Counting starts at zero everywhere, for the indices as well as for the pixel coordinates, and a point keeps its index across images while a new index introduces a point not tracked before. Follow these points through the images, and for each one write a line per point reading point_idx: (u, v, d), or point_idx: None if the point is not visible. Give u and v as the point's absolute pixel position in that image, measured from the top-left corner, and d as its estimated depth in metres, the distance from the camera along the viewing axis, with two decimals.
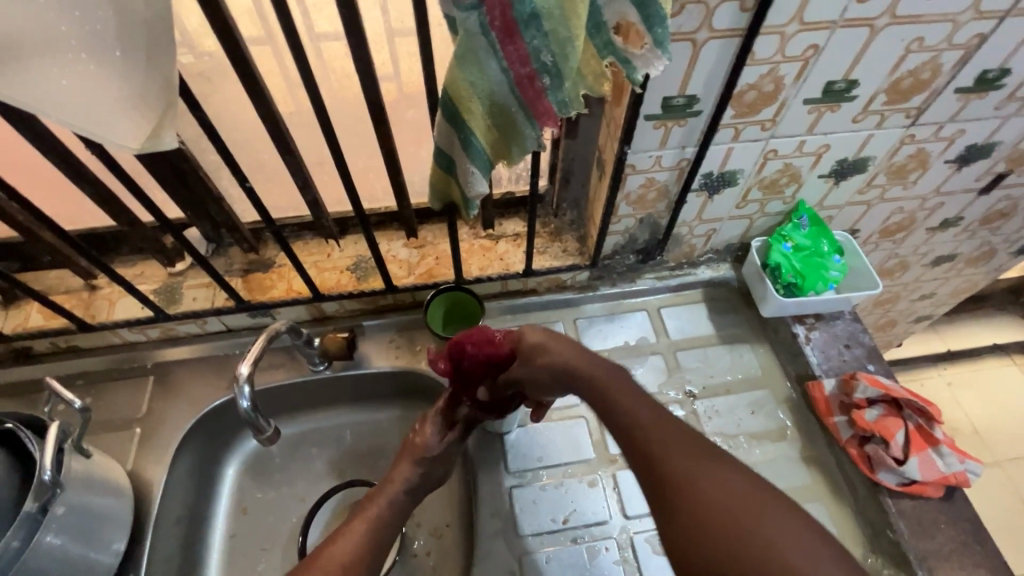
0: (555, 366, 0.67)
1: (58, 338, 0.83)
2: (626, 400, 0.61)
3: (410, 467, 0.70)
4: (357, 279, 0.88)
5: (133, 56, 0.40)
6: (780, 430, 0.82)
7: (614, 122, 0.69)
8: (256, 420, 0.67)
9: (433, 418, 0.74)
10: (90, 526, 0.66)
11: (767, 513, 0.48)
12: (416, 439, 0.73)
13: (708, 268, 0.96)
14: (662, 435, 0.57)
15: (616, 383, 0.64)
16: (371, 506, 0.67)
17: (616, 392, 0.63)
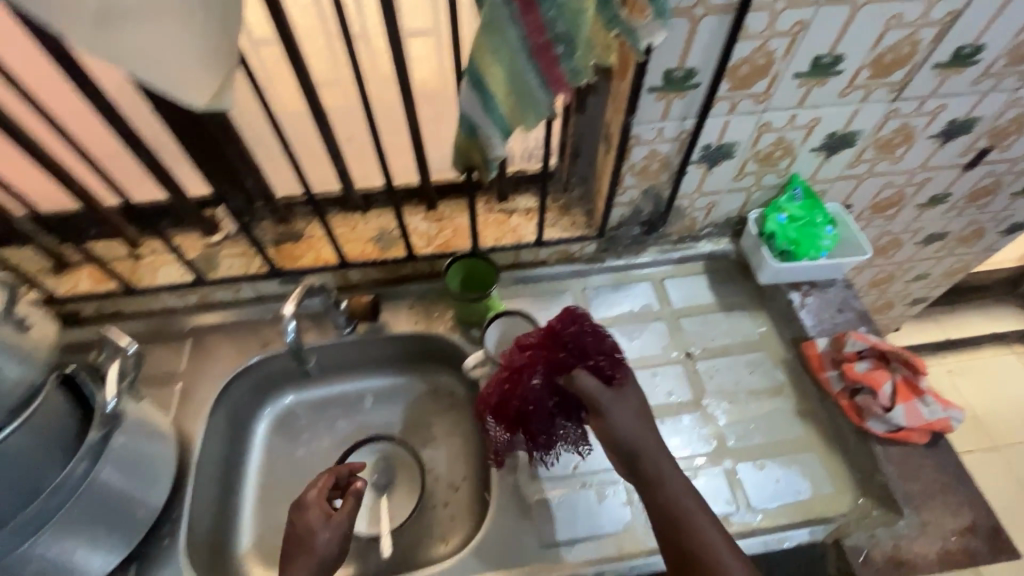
0: (630, 453, 0.66)
1: (105, 302, 0.89)
2: (695, 517, 0.64)
3: (304, 563, 0.69)
4: (380, 249, 0.94)
5: (208, 20, 0.47)
6: (777, 387, 0.87)
7: (620, 95, 0.75)
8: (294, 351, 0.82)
9: (315, 503, 0.74)
10: (141, 463, 0.72)
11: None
12: (297, 531, 0.72)
13: (709, 242, 1.02)
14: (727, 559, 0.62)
15: (686, 495, 0.65)
16: None
17: (686, 510, 0.64)
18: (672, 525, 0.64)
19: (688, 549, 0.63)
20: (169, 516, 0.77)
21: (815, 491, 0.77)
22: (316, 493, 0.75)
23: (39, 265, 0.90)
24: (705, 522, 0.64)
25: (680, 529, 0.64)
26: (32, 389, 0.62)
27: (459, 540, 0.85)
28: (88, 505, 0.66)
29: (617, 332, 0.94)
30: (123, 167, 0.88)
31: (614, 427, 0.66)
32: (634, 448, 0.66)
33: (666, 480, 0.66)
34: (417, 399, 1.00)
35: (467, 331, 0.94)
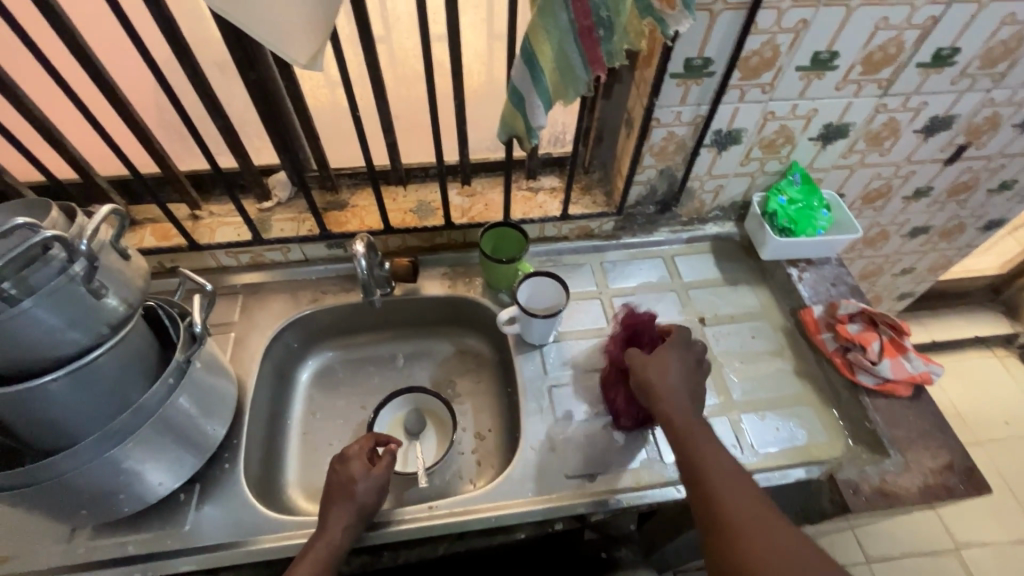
0: (655, 396, 0.76)
1: (166, 257, 0.98)
2: (716, 460, 0.69)
3: (345, 509, 0.71)
4: (418, 218, 1.03)
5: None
6: (777, 350, 0.97)
7: (644, 81, 0.85)
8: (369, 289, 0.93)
9: (356, 455, 0.76)
10: (210, 391, 0.80)
11: (804, 552, 0.59)
12: (340, 476, 0.74)
13: (715, 224, 1.12)
14: (743, 496, 0.65)
15: (708, 442, 0.71)
16: (309, 552, 0.68)
17: (707, 453, 0.69)
18: (692, 465, 0.69)
19: (700, 472, 0.68)
20: (229, 445, 0.84)
21: (809, 438, 0.86)
22: (355, 448, 0.78)
23: None
24: (717, 455, 0.70)
25: (699, 468, 0.68)
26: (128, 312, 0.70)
27: (485, 482, 0.93)
28: (165, 424, 0.73)
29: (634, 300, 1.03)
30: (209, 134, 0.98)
31: (649, 370, 0.78)
32: (658, 399, 0.76)
33: (689, 426, 0.73)
34: (447, 359, 1.08)
35: (496, 295, 1.03)
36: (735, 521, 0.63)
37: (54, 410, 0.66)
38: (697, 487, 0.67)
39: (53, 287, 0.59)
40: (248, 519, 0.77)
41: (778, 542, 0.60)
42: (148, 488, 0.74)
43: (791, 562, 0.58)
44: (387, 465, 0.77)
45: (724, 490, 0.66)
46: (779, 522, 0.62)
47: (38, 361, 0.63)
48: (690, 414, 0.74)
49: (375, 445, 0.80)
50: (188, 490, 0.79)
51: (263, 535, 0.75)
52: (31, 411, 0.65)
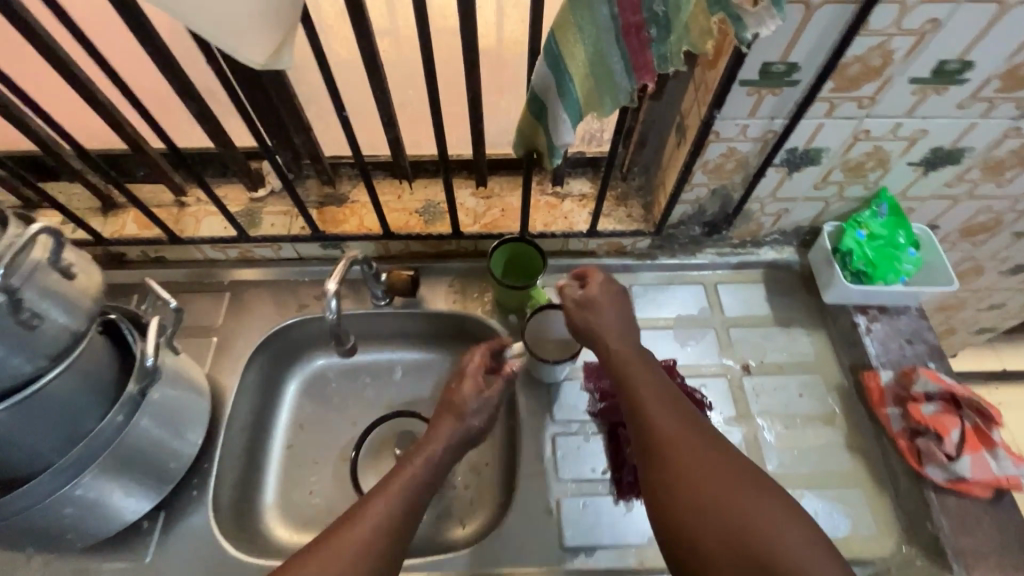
0: (594, 330, 0.71)
1: (149, 248, 0.89)
2: (652, 388, 0.64)
3: (451, 429, 0.69)
4: (424, 222, 0.90)
5: None
6: (828, 414, 0.82)
7: (704, 85, 0.68)
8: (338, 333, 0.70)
9: (470, 376, 0.75)
10: (177, 415, 0.73)
11: (744, 478, 0.55)
12: (452, 398, 0.73)
13: (771, 248, 0.95)
14: (698, 449, 0.57)
15: (658, 393, 0.63)
16: (405, 467, 0.65)
17: (656, 407, 0.61)
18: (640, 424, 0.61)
19: (634, 399, 0.63)
20: (199, 469, 0.77)
21: (853, 531, 0.74)
22: (473, 365, 0.76)
23: (89, 205, 0.91)
24: (652, 380, 0.65)
25: (648, 425, 0.60)
26: (76, 338, 0.61)
27: (476, 526, 0.84)
28: (121, 457, 0.66)
29: (665, 336, 0.89)
30: (174, 122, 0.92)
31: (589, 304, 0.72)
32: (607, 351, 0.69)
33: (638, 378, 0.65)
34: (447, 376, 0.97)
35: (505, 317, 0.90)
36: (692, 480, 0.55)
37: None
38: (647, 446, 0.59)
39: None
40: (211, 558, 0.71)
41: (743, 496, 0.53)
42: (103, 523, 0.68)
43: (727, 484, 0.54)
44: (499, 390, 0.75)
45: (677, 445, 0.58)
46: (741, 473, 0.55)
47: None
48: (627, 343, 0.69)
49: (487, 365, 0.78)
50: (152, 518, 0.73)
51: None
52: None
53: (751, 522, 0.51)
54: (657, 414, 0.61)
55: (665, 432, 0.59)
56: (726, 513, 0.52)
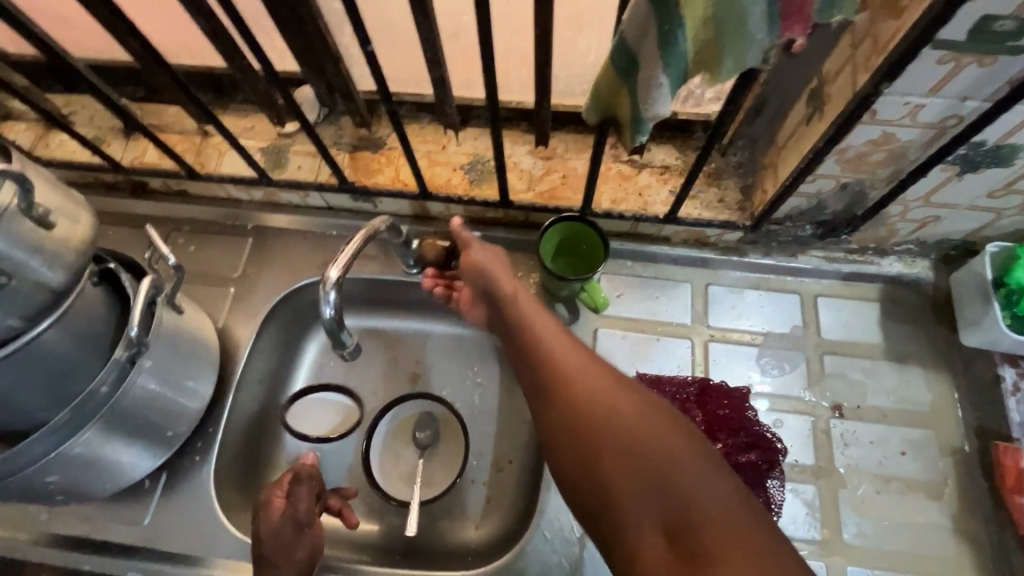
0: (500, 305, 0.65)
1: (169, 180, 0.81)
2: (565, 348, 0.58)
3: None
4: (469, 182, 0.76)
5: None
6: (936, 484, 0.67)
7: (874, 39, 0.47)
8: (337, 334, 0.58)
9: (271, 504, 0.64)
10: (182, 377, 0.67)
11: (671, 443, 0.49)
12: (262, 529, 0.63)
13: (899, 260, 0.75)
14: (593, 378, 0.55)
15: (557, 335, 0.61)
16: None
17: (554, 345, 0.59)
18: (537, 365, 0.58)
19: (547, 365, 0.57)
20: (204, 432, 0.73)
21: None
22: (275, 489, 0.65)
23: (110, 124, 0.83)
24: (567, 343, 0.59)
25: (548, 364, 0.58)
26: (56, 296, 0.54)
27: (490, 530, 0.77)
28: (115, 421, 0.61)
29: (741, 354, 0.73)
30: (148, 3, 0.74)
31: (475, 271, 0.68)
32: (510, 305, 0.65)
33: (536, 324, 0.62)
34: (478, 353, 0.87)
35: (552, 306, 0.76)
36: (587, 409, 0.53)
37: None
38: (544, 383, 0.57)
39: None
40: (210, 531, 0.68)
41: (639, 420, 0.51)
42: (99, 483, 0.64)
43: (649, 446, 0.49)
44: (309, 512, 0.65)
45: (574, 377, 0.55)
46: (637, 398, 0.53)
47: None
48: (542, 317, 0.63)
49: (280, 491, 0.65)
50: (154, 478, 0.70)
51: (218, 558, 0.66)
52: None
53: (648, 443, 0.49)
54: (581, 374, 0.55)
55: (584, 385, 0.55)
56: (621, 436, 0.50)
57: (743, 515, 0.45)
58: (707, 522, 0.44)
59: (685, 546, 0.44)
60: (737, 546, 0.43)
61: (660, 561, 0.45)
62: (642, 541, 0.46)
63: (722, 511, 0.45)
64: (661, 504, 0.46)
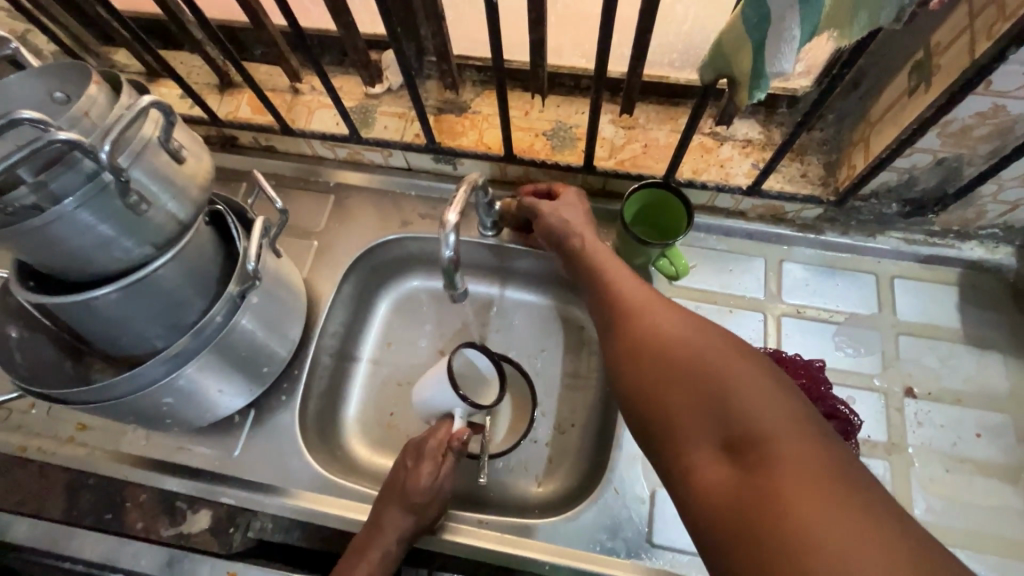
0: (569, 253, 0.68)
1: (260, 135, 0.84)
2: (632, 290, 0.59)
3: (402, 516, 0.62)
4: (552, 147, 0.78)
5: None
6: (1011, 467, 0.66)
7: (1001, 7, 0.47)
8: (451, 276, 0.59)
9: (427, 454, 0.66)
10: (276, 319, 0.71)
11: (736, 363, 0.46)
12: (408, 478, 0.64)
13: (980, 246, 0.75)
14: (661, 310, 0.55)
15: (628, 279, 0.61)
16: (361, 563, 0.61)
17: (624, 287, 0.60)
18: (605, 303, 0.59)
19: (614, 302, 0.59)
20: (290, 374, 0.77)
21: None
22: (434, 438, 0.67)
23: (205, 80, 0.86)
24: (636, 287, 0.59)
25: (615, 301, 0.59)
26: (182, 228, 0.58)
27: (554, 488, 0.79)
28: (221, 353, 0.65)
29: (814, 330, 0.74)
30: None
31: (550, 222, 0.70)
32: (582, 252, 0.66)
33: (607, 269, 0.63)
34: (544, 317, 0.89)
35: None
36: (650, 335, 0.52)
37: (103, 323, 0.59)
38: (611, 319, 0.58)
39: (84, 195, 0.47)
40: (294, 467, 0.70)
41: (704, 345, 0.49)
42: (200, 413, 0.68)
43: (711, 365, 0.47)
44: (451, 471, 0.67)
45: (643, 310, 0.55)
46: (706, 328, 0.51)
47: (87, 271, 0.55)
48: (612, 266, 0.63)
49: (446, 446, 0.67)
50: (244, 414, 0.73)
51: (301, 491, 0.68)
52: (82, 322, 0.58)
53: (711, 362, 0.47)
54: (646, 311, 0.55)
55: (649, 317, 0.54)
56: (685, 355, 0.49)
57: (814, 433, 0.41)
58: (770, 436, 0.41)
59: (745, 458, 0.41)
60: (803, 457, 0.39)
61: (720, 473, 0.42)
62: (702, 457, 0.44)
63: (790, 427, 0.42)
64: (721, 419, 0.44)
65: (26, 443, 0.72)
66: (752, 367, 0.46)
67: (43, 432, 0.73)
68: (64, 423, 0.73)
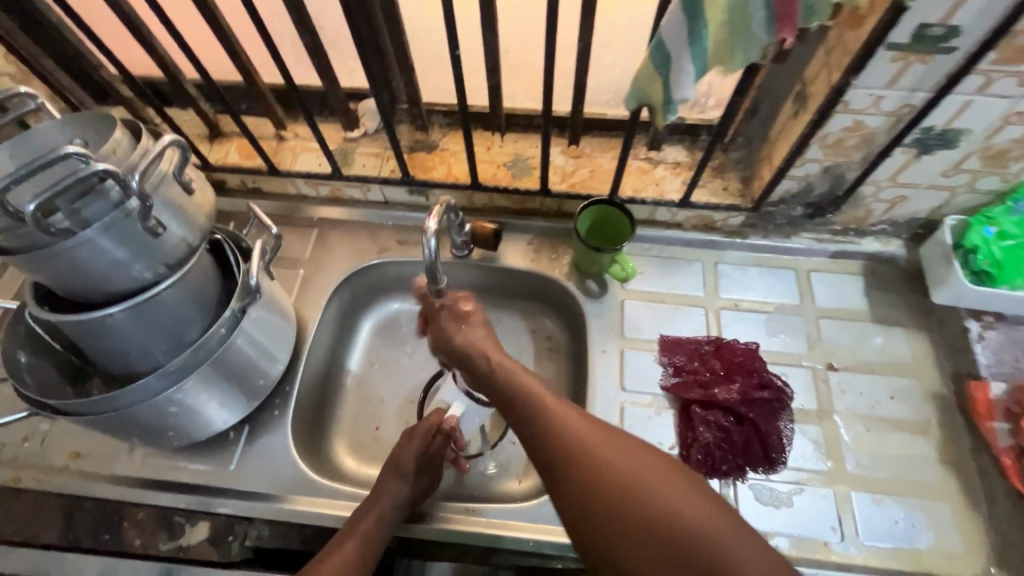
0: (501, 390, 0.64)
1: (248, 178, 0.93)
2: (583, 441, 0.56)
3: (397, 484, 0.69)
4: (512, 176, 0.89)
5: None
6: (922, 422, 0.77)
7: (841, 48, 0.62)
8: (434, 271, 0.67)
9: (418, 433, 0.74)
10: (270, 336, 0.77)
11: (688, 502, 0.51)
12: (399, 454, 0.72)
13: (876, 240, 0.88)
14: (624, 470, 0.54)
15: (580, 429, 0.57)
16: (366, 516, 0.67)
17: (575, 438, 0.57)
18: (549, 447, 0.57)
19: (567, 458, 0.56)
20: (282, 391, 0.82)
21: (935, 545, 0.69)
22: (425, 424, 0.75)
23: (196, 131, 0.95)
24: (586, 438, 0.56)
25: (569, 456, 0.56)
26: (190, 250, 0.65)
27: (533, 484, 0.85)
28: (221, 367, 0.70)
29: (749, 319, 0.85)
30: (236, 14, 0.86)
31: (459, 345, 0.68)
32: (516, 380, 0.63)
33: (550, 401, 0.60)
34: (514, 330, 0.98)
35: (584, 281, 0.89)
36: (607, 480, 0.54)
37: (112, 339, 0.64)
38: (567, 475, 0.56)
39: (110, 221, 0.55)
40: (290, 474, 0.75)
41: (656, 488, 0.52)
42: (199, 427, 0.73)
43: (668, 510, 0.51)
44: (438, 452, 0.75)
45: (598, 464, 0.54)
46: (663, 480, 0.53)
47: (102, 292, 0.61)
48: (556, 410, 0.59)
49: (433, 431, 0.75)
50: (238, 430, 0.78)
51: (299, 495, 0.73)
52: (92, 339, 0.63)
53: (672, 517, 0.50)
54: (599, 461, 0.55)
55: (605, 476, 0.54)
56: (645, 510, 0.51)
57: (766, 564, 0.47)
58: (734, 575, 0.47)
59: None
60: None
61: None
62: None
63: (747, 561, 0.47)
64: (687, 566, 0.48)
65: (20, 475, 0.74)
66: (704, 504, 0.51)
67: (38, 463, 0.75)
68: (60, 452, 0.76)
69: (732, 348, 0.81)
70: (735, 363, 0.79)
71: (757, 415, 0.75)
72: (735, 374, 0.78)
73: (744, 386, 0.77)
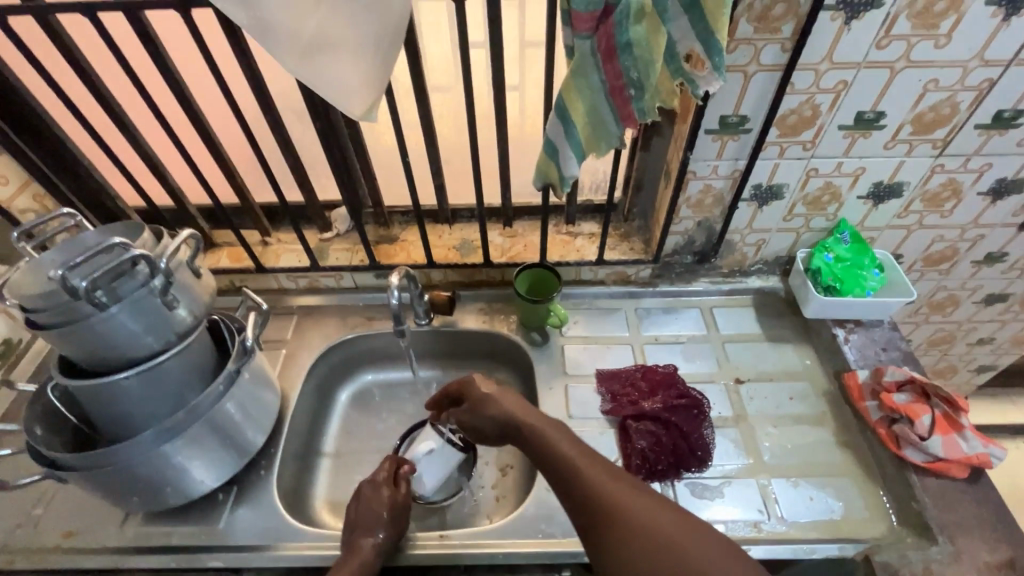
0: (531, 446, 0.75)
1: (237, 277, 1.09)
2: (604, 487, 0.66)
3: (371, 530, 0.76)
4: (460, 255, 1.09)
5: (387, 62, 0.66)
6: (818, 415, 0.92)
7: (679, 136, 0.88)
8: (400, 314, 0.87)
9: (383, 483, 0.83)
10: (260, 399, 0.88)
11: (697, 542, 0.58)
12: (373, 503, 0.79)
13: (758, 278, 1.10)
14: (640, 512, 0.62)
15: (602, 478, 0.67)
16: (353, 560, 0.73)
17: (598, 484, 0.66)
18: (594, 514, 0.64)
19: (591, 502, 0.65)
20: (267, 453, 0.91)
21: (846, 513, 0.80)
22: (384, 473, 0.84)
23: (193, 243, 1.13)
24: (608, 486, 0.66)
25: (592, 501, 0.65)
26: (195, 322, 0.79)
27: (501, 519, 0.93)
28: (217, 424, 0.80)
29: (669, 350, 1.02)
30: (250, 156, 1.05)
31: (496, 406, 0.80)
32: (556, 454, 0.71)
33: (575, 455, 0.70)
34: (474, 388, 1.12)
35: (528, 334, 1.06)
36: (636, 541, 0.59)
37: (123, 402, 0.75)
38: (591, 518, 0.64)
39: (136, 296, 0.69)
40: (276, 525, 0.82)
41: (668, 528, 0.60)
42: (192, 485, 0.80)
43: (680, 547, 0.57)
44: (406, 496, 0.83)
45: (616, 506, 0.63)
46: (674, 523, 0.60)
47: (120, 359, 0.73)
48: (583, 464, 0.69)
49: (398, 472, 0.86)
50: (227, 491, 0.86)
51: (286, 542, 0.80)
52: (107, 403, 0.74)
53: (681, 552, 0.57)
54: (618, 503, 0.63)
55: (622, 513, 0.62)
56: (658, 546, 0.58)
57: None
58: None
59: None
60: None
61: None
62: None
63: None
64: None
65: (12, 557, 0.78)
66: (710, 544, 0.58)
67: (30, 544, 0.80)
68: (53, 532, 0.81)
69: (656, 371, 0.96)
70: (659, 383, 0.94)
71: (677, 422, 0.88)
72: (657, 393, 0.93)
73: (664, 400, 0.91)
